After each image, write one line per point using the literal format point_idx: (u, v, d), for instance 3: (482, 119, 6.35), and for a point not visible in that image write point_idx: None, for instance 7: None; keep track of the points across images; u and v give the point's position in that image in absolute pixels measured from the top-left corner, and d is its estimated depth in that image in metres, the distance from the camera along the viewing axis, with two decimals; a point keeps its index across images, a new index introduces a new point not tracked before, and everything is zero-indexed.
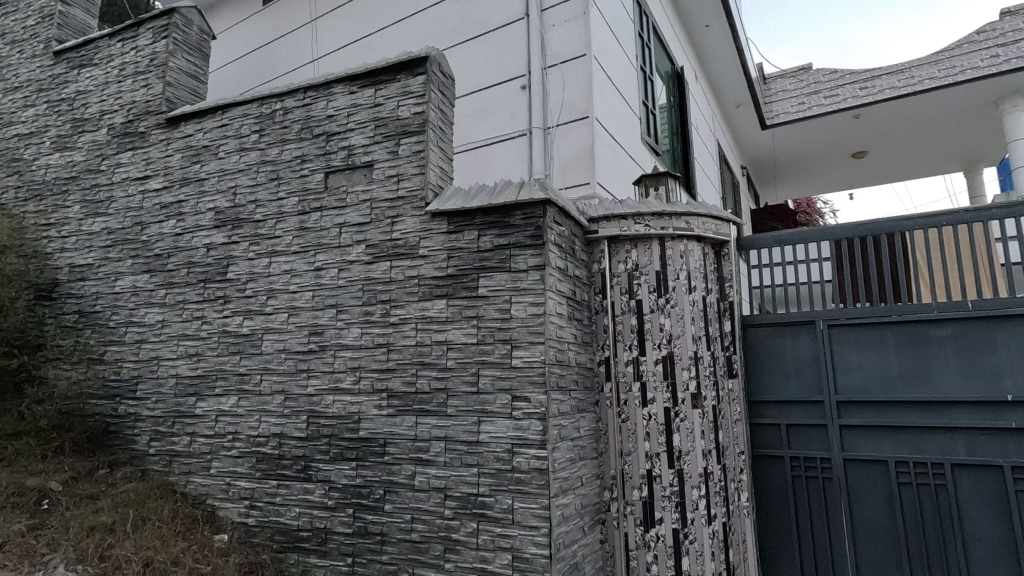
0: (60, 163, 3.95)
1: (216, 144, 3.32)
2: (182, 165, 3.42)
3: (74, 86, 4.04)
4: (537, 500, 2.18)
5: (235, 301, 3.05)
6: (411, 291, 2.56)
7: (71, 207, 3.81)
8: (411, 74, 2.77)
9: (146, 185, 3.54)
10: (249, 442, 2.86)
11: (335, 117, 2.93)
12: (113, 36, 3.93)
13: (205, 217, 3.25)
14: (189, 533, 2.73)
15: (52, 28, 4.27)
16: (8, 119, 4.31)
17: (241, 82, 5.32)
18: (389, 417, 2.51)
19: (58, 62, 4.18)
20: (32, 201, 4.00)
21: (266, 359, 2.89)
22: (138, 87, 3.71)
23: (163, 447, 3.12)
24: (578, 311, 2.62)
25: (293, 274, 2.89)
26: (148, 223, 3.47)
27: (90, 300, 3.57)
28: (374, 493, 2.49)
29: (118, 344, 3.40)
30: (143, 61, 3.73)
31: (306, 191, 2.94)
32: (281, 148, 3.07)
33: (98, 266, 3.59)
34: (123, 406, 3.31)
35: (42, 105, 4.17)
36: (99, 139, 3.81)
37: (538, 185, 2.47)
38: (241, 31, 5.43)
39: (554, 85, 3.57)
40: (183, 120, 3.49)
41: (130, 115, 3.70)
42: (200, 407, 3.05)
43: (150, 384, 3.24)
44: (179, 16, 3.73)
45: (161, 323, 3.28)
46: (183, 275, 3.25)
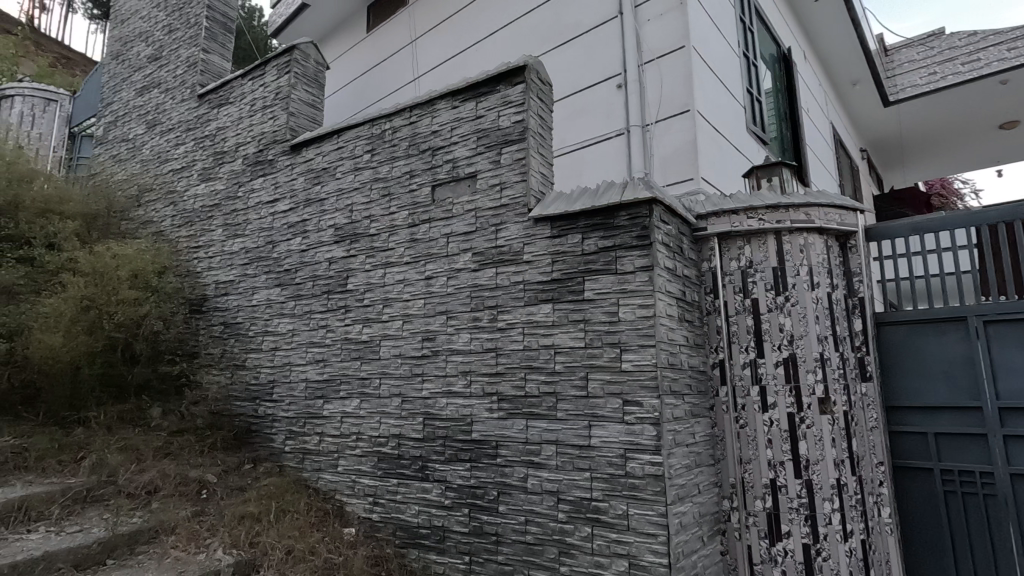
0: (206, 192, 4.48)
1: (334, 166, 3.60)
2: (305, 188, 3.75)
3: (214, 123, 4.57)
4: (654, 507, 2.12)
5: (355, 310, 3.28)
6: (517, 296, 2.61)
7: (215, 231, 4.31)
8: (510, 85, 2.84)
9: (275, 208, 3.92)
10: (371, 442, 3.06)
11: (439, 132, 3.06)
12: (245, 76, 4.39)
13: (326, 233, 3.53)
14: (322, 525, 2.97)
15: (197, 74, 4.86)
16: (165, 157, 4.97)
17: (350, 106, 5.72)
18: (500, 420, 2.57)
19: (203, 104, 4.75)
20: (184, 227, 4.56)
21: (384, 364, 3.08)
22: (266, 119, 4.13)
23: (296, 446, 3.43)
24: (689, 311, 2.52)
25: (405, 283, 3.06)
26: (278, 241, 3.83)
27: (233, 312, 4.00)
28: (488, 494, 2.56)
29: (257, 352, 3.79)
30: (270, 95, 4.13)
31: (415, 204, 3.10)
32: (391, 165, 3.27)
33: (238, 282, 4.02)
34: (262, 407, 3.67)
35: (190, 142, 4.76)
36: (236, 169, 4.28)
37: (644, 184, 2.42)
38: (350, 60, 5.86)
39: (652, 80, 3.48)
40: (305, 146, 3.82)
41: (261, 145, 4.12)
42: (327, 409, 3.31)
43: (284, 388, 3.57)
44: (299, 51, 4.10)
45: (292, 332, 3.60)
46: (310, 288, 3.55)
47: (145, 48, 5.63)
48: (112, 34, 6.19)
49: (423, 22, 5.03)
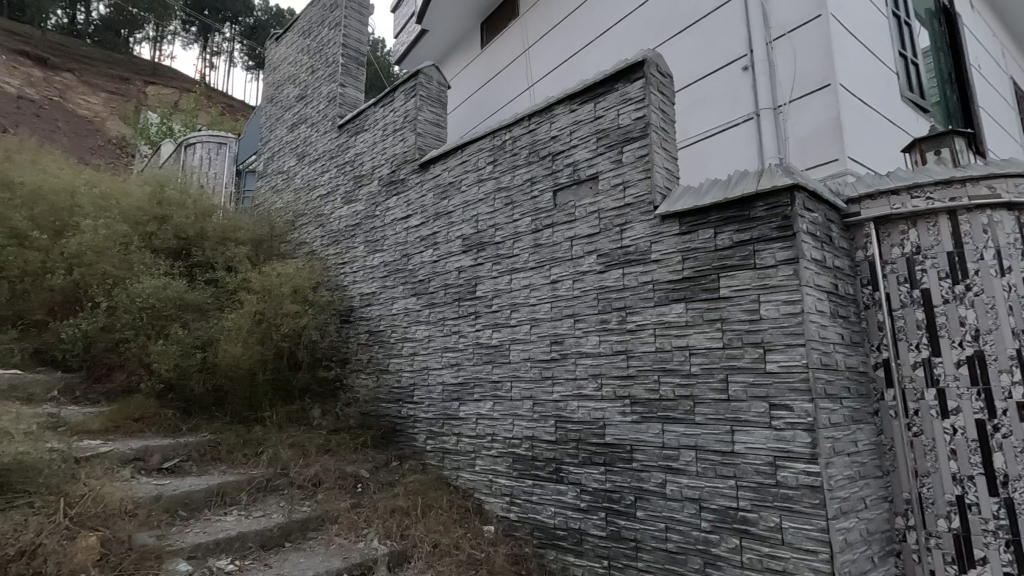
0: (348, 213, 4.94)
1: (459, 180, 3.79)
2: (434, 202, 3.98)
3: (353, 150, 5.03)
4: (812, 521, 1.95)
5: (485, 316, 3.41)
6: (646, 296, 2.54)
7: (358, 247, 4.73)
8: (629, 81, 2.79)
9: (409, 223, 4.21)
10: (505, 443, 3.16)
11: (559, 137, 3.09)
12: (377, 103, 4.78)
13: (455, 244, 3.72)
14: (464, 522, 3.12)
15: (336, 107, 5.40)
16: (313, 184, 5.56)
17: (469, 122, 5.99)
18: (634, 424, 2.52)
19: (342, 133, 5.26)
20: (332, 246, 5.07)
21: (515, 368, 3.16)
22: (396, 142, 4.47)
23: (437, 445, 3.64)
24: (843, 306, 2.29)
25: (531, 288, 3.12)
26: (412, 254, 4.11)
27: (375, 321, 4.36)
28: (625, 499, 2.52)
29: (398, 357, 4.09)
30: (400, 119, 4.47)
31: (537, 210, 3.16)
32: (513, 173, 3.36)
33: (379, 293, 4.37)
34: (405, 409, 3.96)
35: (333, 169, 5.29)
36: (373, 190, 4.67)
37: (784, 170, 2.24)
38: (469, 77, 6.14)
39: (784, 58, 3.22)
40: (432, 163, 4.07)
41: (393, 166, 4.46)
42: (463, 410, 3.48)
43: (423, 390, 3.82)
44: (423, 76, 4.38)
45: (428, 338, 3.83)
46: (442, 296, 3.76)
47: (293, 90, 6.36)
48: (267, 81, 7.08)
49: (535, 30, 5.12)
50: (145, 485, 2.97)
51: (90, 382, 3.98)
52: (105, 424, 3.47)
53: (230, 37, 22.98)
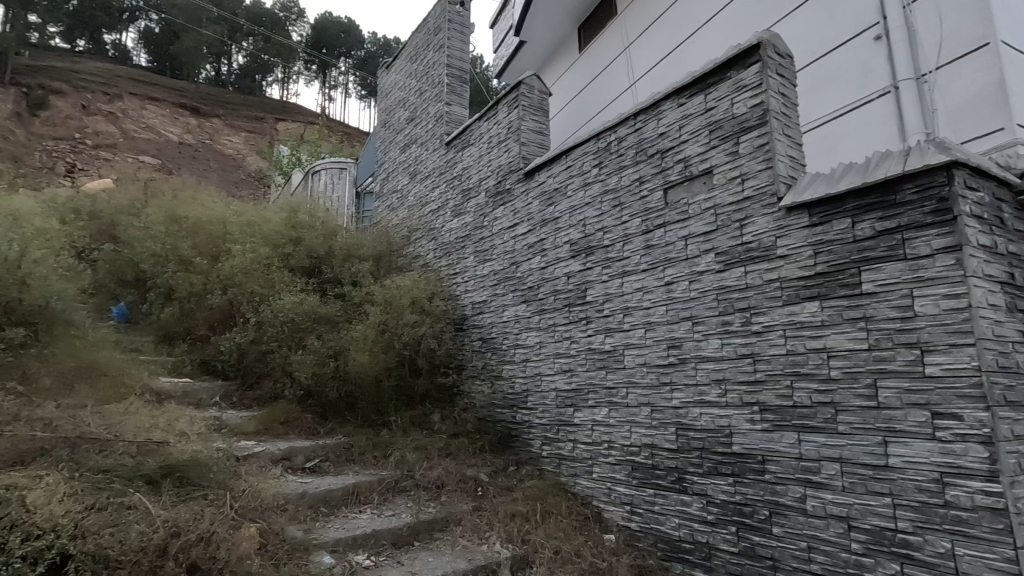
0: (458, 225, 5.14)
1: (564, 185, 3.79)
2: (540, 210, 4.02)
3: (461, 164, 5.24)
4: (994, 549, 1.68)
5: (596, 321, 3.37)
6: (774, 295, 2.36)
7: (468, 258, 4.90)
8: (743, 67, 2.62)
9: (516, 232, 4.28)
10: (623, 450, 3.08)
11: (667, 133, 2.99)
12: (481, 117, 4.94)
13: (563, 250, 3.72)
14: (584, 529, 3.09)
15: (443, 125, 5.66)
16: (425, 200, 5.86)
17: (571, 127, 5.99)
18: (765, 432, 2.35)
19: (450, 150, 5.50)
20: (444, 257, 5.30)
21: (630, 373, 3.08)
22: (502, 153, 4.58)
23: (553, 451, 3.65)
24: (1021, 299, 1.96)
25: (645, 290, 3.03)
26: (521, 261, 4.17)
27: (488, 329, 4.48)
28: (758, 513, 2.35)
29: (511, 364, 4.16)
30: (504, 130, 4.58)
31: (648, 211, 3.07)
32: (620, 175, 3.30)
33: (490, 301, 4.49)
34: (520, 414, 4.01)
35: (443, 184, 5.54)
36: (481, 202, 4.82)
37: (937, 146, 1.97)
38: (569, 82, 6.14)
39: (926, 19, 2.82)
40: (536, 171, 4.12)
41: (499, 177, 4.58)
42: (578, 416, 3.45)
43: (537, 397, 3.85)
44: (525, 86, 4.46)
45: (540, 344, 3.86)
46: (552, 303, 3.77)
47: (403, 113, 6.77)
48: (380, 107, 7.60)
49: (636, 27, 5.00)
50: (293, 483, 3.29)
51: (244, 389, 4.49)
52: (257, 427, 3.90)
53: (345, 70, 25.00)
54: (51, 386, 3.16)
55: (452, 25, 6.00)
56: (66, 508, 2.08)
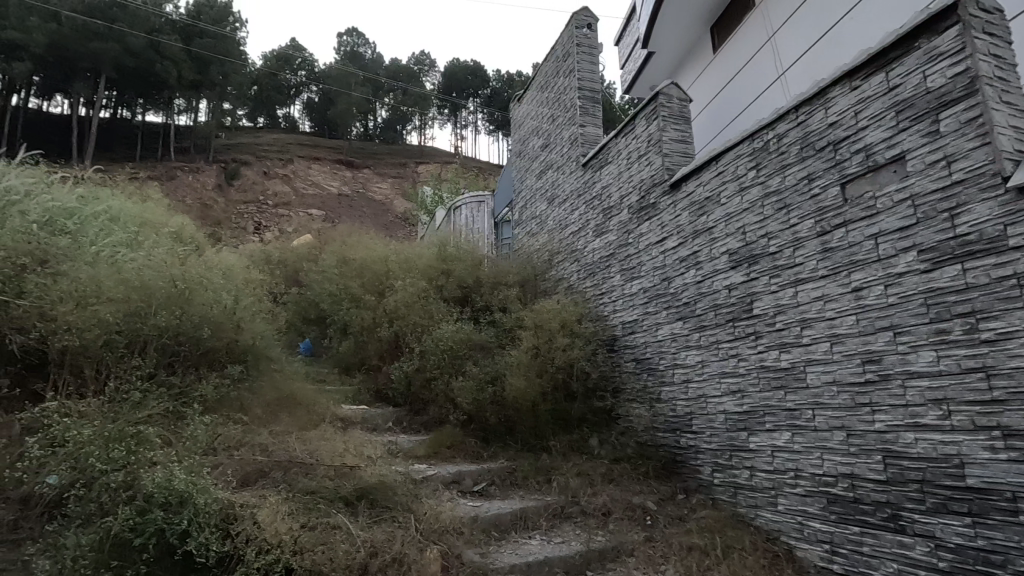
0: (601, 245, 5.09)
1: (716, 193, 3.57)
2: (690, 221, 3.82)
3: (600, 184, 5.21)
4: None
5: (767, 336, 3.07)
6: (1008, 296, 1.95)
7: (614, 277, 4.80)
8: (936, 34, 2.26)
9: (665, 246, 4.12)
10: (815, 480, 2.74)
11: (839, 122, 2.68)
12: (618, 134, 4.90)
13: (721, 261, 3.48)
14: (773, 568, 2.79)
15: (579, 147, 5.69)
16: (565, 223, 5.91)
17: (713, 129, 5.65)
18: (1012, 463, 1.93)
19: (588, 170, 5.50)
20: (588, 278, 5.25)
21: (816, 394, 2.75)
22: (643, 167, 4.47)
23: (726, 479, 3.37)
24: None
25: (826, 299, 2.70)
26: (673, 277, 3.99)
27: (641, 349, 4.32)
28: (1013, 564, 1.92)
29: (670, 385, 3.95)
30: (644, 144, 4.49)
31: (822, 210, 2.75)
32: (783, 174, 3.02)
33: (642, 320, 4.33)
34: (684, 439, 3.78)
35: (582, 206, 5.54)
36: (624, 219, 4.73)
37: None
38: (709, 82, 5.83)
39: None
40: (683, 181, 3.94)
41: (642, 192, 4.47)
42: (754, 442, 3.15)
43: (702, 420, 3.60)
44: (663, 96, 4.32)
45: (702, 363, 3.62)
46: (712, 318, 3.54)
47: (538, 140, 6.95)
48: (514, 138, 7.89)
49: (781, 13, 4.60)
50: (464, 506, 3.42)
51: (412, 414, 4.81)
52: (428, 450, 4.14)
53: (474, 109, 26.47)
54: (263, 415, 3.65)
55: (581, 48, 6.06)
56: (287, 525, 2.36)
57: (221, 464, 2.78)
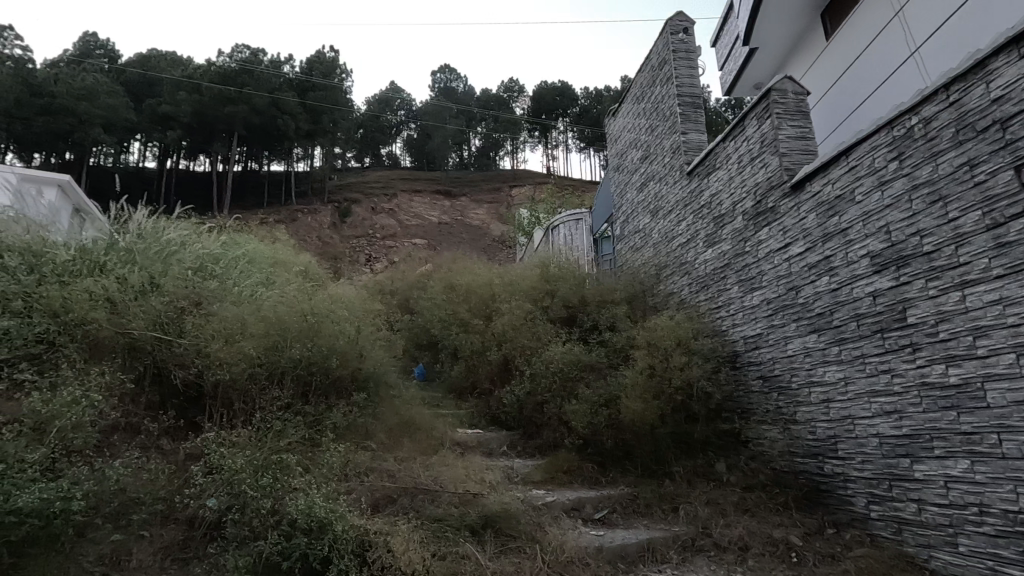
0: (714, 255, 4.80)
1: (849, 190, 3.23)
2: (819, 223, 3.48)
3: (708, 191, 4.95)
4: None
5: (928, 348, 2.68)
6: None
7: (732, 289, 4.49)
8: None
9: (789, 252, 3.78)
10: (1007, 519, 2.31)
11: (1007, 97, 2.30)
12: (726, 138, 4.63)
13: (861, 265, 3.11)
14: None
15: (682, 155, 5.46)
16: (672, 235, 5.66)
17: (836, 119, 5.14)
18: None
19: (694, 178, 5.25)
20: (702, 292, 4.95)
21: (1001, 415, 2.33)
22: (758, 169, 4.17)
23: (886, 513, 2.96)
24: None
25: (1005, 303, 2.30)
26: (801, 286, 3.63)
27: (769, 365, 3.95)
28: None
29: (808, 405, 3.57)
30: (756, 145, 4.20)
31: (991, 200, 2.37)
32: (935, 163, 2.65)
33: (767, 334, 3.98)
34: (829, 466, 3.38)
35: (690, 216, 5.28)
36: (739, 226, 4.43)
37: None
38: (826, 70, 5.33)
39: None
40: (806, 180, 3.61)
41: (758, 197, 4.17)
42: (920, 470, 2.74)
43: (851, 444, 3.20)
44: (776, 92, 4.02)
45: (845, 380, 3.24)
46: (854, 329, 3.16)
47: (636, 153, 6.78)
48: (611, 153, 7.76)
49: None
50: (587, 534, 3.31)
51: (526, 438, 4.78)
52: (544, 475, 4.08)
53: (564, 128, 26.56)
54: (387, 440, 3.79)
55: (678, 53, 5.85)
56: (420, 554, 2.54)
57: (353, 490, 2.96)
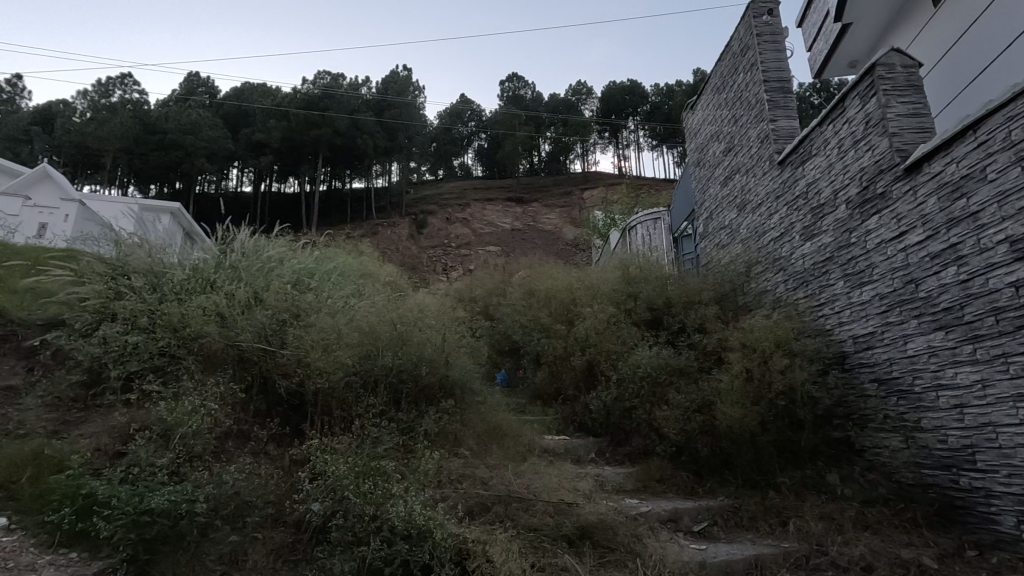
0: (813, 249, 4.45)
1: (979, 169, 2.87)
2: (941, 208, 3.13)
3: (804, 180, 4.61)
4: None
5: None
6: None
7: (835, 284, 4.12)
8: None
9: (905, 242, 3.42)
10: None
11: None
12: (823, 122, 4.30)
13: (997, 252, 2.75)
14: None
15: (772, 144, 5.12)
16: (763, 229, 5.32)
17: (957, 87, 4.60)
18: None
19: (787, 167, 4.91)
20: (800, 289, 4.59)
21: None
22: (863, 153, 3.83)
23: None
24: None
25: None
26: (921, 278, 3.27)
27: (884, 367, 3.58)
28: None
29: (935, 411, 3.19)
30: (860, 126, 3.86)
31: None
32: None
33: (881, 333, 3.62)
34: (965, 479, 3.02)
35: (783, 208, 4.93)
36: (842, 216, 4.07)
37: None
38: (939, 35, 4.80)
39: None
40: (923, 161, 3.26)
41: (864, 183, 3.82)
42: None
43: (994, 455, 2.83)
44: (882, 67, 3.68)
45: (982, 383, 2.86)
46: (992, 325, 2.79)
47: (719, 145, 6.46)
48: (691, 148, 7.45)
49: None
50: (688, 547, 3.16)
51: (615, 445, 4.65)
52: (636, 484, 3.93)
53: (635, 127, 26.00)
54: (476, 447, 3.80)
55: (762, 37, 5.53)
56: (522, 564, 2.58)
57: (448, 497, 3.04)
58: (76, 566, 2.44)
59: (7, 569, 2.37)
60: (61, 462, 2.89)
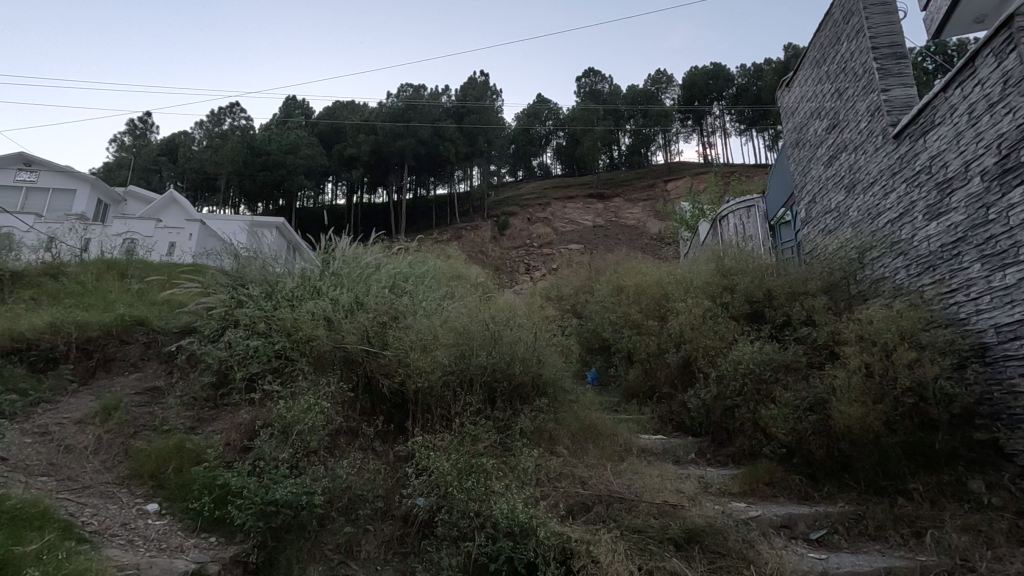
0: (940, 230, 3.98)
1: None
2: None
3: (926, 153, 4.15)
4: None
5: None
6: None
7: (971, 267, 3.66)
8: None
9: None
10: None
11: None
12: (949, 85, 3.86)
13: None
14: None
15: (885, 116, 4.66)
16: (878, 210, 4.84)
17: None
18: None
19: (904, 140, 4.44)
20: (926, 275, 4.12)
21: None
22: (1001, 117, 3.38)
23: None
24: None
25: None
26: None
27: None
28: None
29: None
30: (997, 87, 3.42)
31: None
32: None
33: None
34: None
35: (902, 185, 4.46)
36: (975, 190, 3.62)
37: None
38: None
39: None
40: None
41: (1003, 151, 3.37)
42: None
43: None
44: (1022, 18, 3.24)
45: None
46: None
47: (821, 123, 5.97)
48: (788, 128, 6.95)
49: None
50: (806, 556, 2.96)
51: (717, 445, 4.42)
52: (743, 487, 3.72)
53: (721, 112, 24.77)
54: (572, 447, 3.77)
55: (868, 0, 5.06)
56: (628, 564, 2.54)
57: (548, 495, 3.05)
58: (216, 549, 2.70)
59: (161, 549, 2.66)
60: (199, 456, 3.21)
